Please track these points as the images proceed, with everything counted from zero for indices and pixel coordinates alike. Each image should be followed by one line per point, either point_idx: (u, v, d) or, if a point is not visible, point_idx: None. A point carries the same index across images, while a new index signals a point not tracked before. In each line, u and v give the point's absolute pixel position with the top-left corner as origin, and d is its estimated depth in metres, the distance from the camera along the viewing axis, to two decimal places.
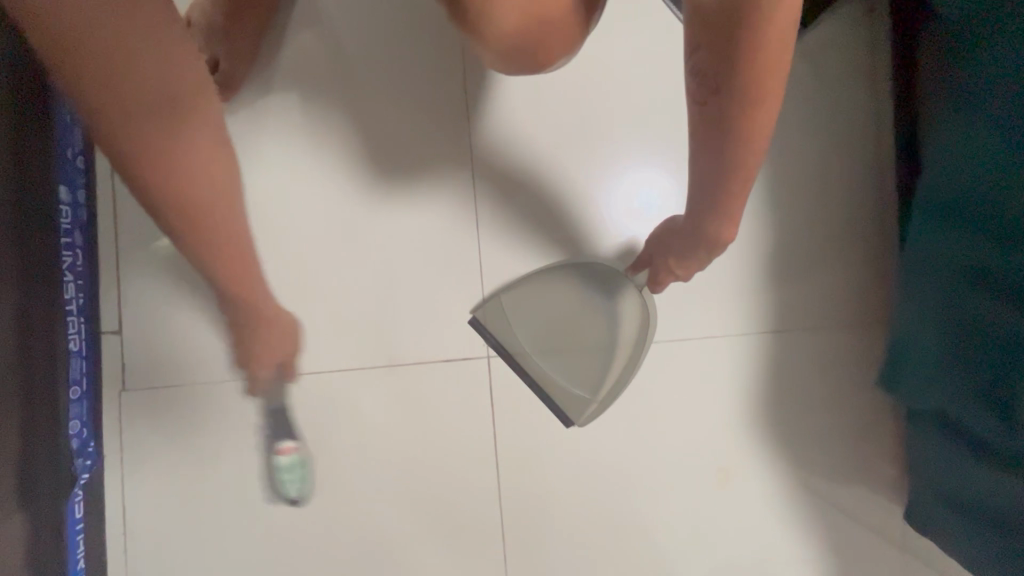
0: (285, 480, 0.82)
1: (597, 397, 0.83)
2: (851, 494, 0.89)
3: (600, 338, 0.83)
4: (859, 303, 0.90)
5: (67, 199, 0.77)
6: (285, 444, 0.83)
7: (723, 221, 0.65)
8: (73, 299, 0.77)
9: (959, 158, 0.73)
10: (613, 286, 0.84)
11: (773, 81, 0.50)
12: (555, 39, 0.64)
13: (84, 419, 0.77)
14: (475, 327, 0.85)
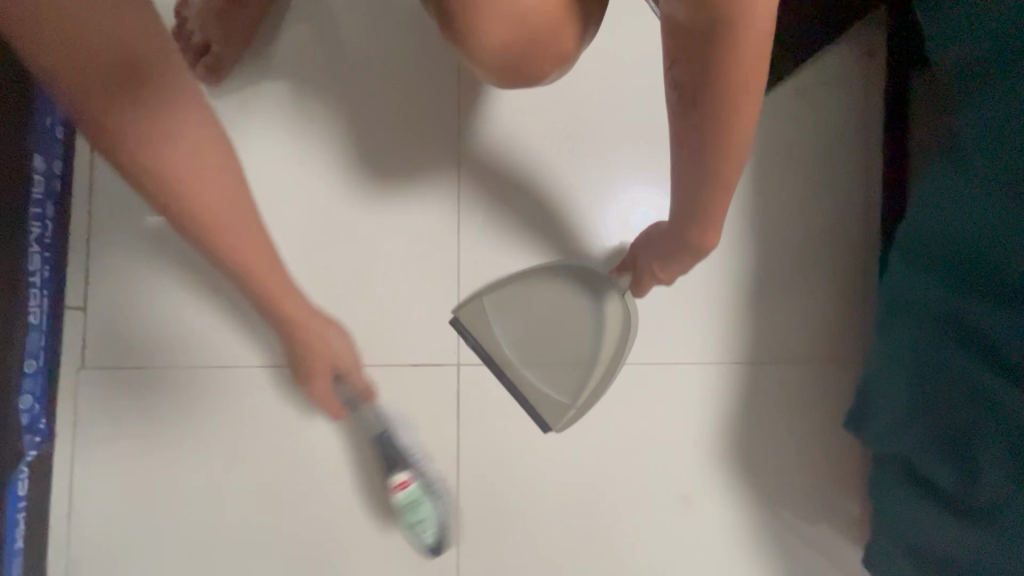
0: (412, 519, 0.80)
1: (577, 404, 0.81)
2: (813, 532, 0.88)
3: (581, 343, 0.81)
4: (836, 340, 0.89)
5: (41, 168, 0.75)
6: (401, 478, 0.80)
7: (707, 228, 0.60)
8: (37, 271, 0.75)
9: (949, 202, 0.70)
10: (597, 287, 0.81)
11: (751, 94, 0.47)
12: (549, 47, 0.61)
13: (37, 395, 0.75)
14: (457, 328, 0.84)
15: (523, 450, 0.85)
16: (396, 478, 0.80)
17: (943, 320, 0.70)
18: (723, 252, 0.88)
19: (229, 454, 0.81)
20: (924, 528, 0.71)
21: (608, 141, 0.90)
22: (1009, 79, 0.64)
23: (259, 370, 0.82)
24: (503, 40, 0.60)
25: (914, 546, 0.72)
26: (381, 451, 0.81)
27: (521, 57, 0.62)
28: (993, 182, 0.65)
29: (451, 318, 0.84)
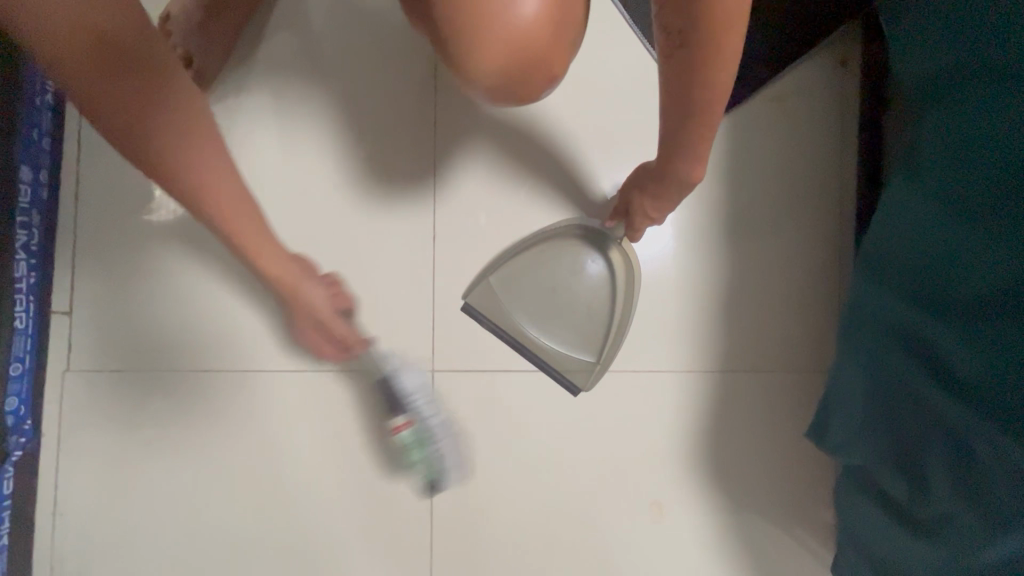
0: (413, 453, 0.80)
1: (601, 360, 0.86)
2: (785, 538, 0.89)
3: (596, 297, 0.85)
4: (809, 348, 0.89)
5: (27, 177, 0.78)
6: (402, 419, 0.79)
7: (693, 160, 0.63)
8: (23, 278, 0.78)
9: (910, 217, 0.71)
10: (598, 243, 0.86)
11: (734, 35, 0.49)
12: (539, 67, 0.67)
13: (23, 396, 0.79)
14: (470, 313, 0.87)
15: (498, 454, 0.87)
16: (396, 420, 0.79)
17: (904, 333, 0.71)
18: (696, 260, 0.90)
19: (211, 456, 0.84)
20: (877, 530, 0.73)
21: (585, 148, 0.90)
22: (974, 94, 0.65)
23: (238, 375, 0.84)
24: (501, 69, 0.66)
25: (868, 550, 0.75)
26: (384, 394, 0.82)
27: (526, 63, 0.65)
28: (953, 200, 0.66)
29: (461, 305, 0.87)
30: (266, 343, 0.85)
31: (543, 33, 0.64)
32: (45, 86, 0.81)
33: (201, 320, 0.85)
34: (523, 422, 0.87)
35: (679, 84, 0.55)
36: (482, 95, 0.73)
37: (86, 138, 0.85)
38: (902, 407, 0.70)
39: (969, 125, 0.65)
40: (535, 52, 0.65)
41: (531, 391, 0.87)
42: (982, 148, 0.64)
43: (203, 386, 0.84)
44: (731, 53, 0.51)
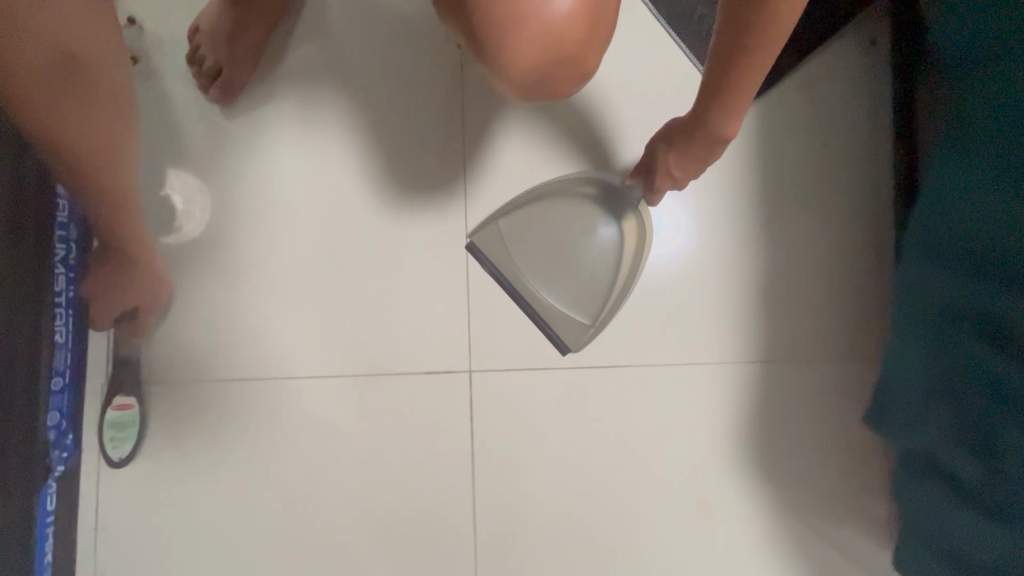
0: (112, 438, 0.82)
1: (596, 323, 0.85)
2: (839, 532, 0.86)
3: (601, 260, 0.85)
4: (854, 334, 0.87)
5: (65, 193, 0.80)
6: (124, 400, 0.82)
7: (729, 111, 0.65)
8: (63, 292, 0.80)
9: (954, 189, 0.70)
10: (615, 205, 0.85)
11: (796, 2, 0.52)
12: (572, 63, 0.66)
13: (65, 411, 0.79)
14: (472, 251, 0.86)
15: (538, 456, 0.85)
16: (116, 399, 0.82)
17: (944, 310, 0.69)
18: (732, 248, 0.88)
19: (247, 467, 0.83)
20: (934, 516, 0.71)
21: (614, 142, 0.89)
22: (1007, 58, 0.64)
23: (274, 383, 0.84)
24: (536, 62, 0.65)
25: (931, 540, 0.72)
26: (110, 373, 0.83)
27: (560, 55, 0.65)
28: (999, 166, 0.64)
29: (466, 242, 0.86)
30: (301, 351, 0.85)
31: (576, 23, 0.63)
32: None
33: (235, 329, 0.85)
34: (560, 423, 0.85)
35: (733, 35, 0.57)
36: (509, 88, 0.71)
37: None
38: (949, 386, 0.69)
39: (1004, 87, 0.64)
40: (568, 44, 0.64)
41: (567, 391, 0.86)
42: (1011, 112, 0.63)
43: (241, 395, 0.84)
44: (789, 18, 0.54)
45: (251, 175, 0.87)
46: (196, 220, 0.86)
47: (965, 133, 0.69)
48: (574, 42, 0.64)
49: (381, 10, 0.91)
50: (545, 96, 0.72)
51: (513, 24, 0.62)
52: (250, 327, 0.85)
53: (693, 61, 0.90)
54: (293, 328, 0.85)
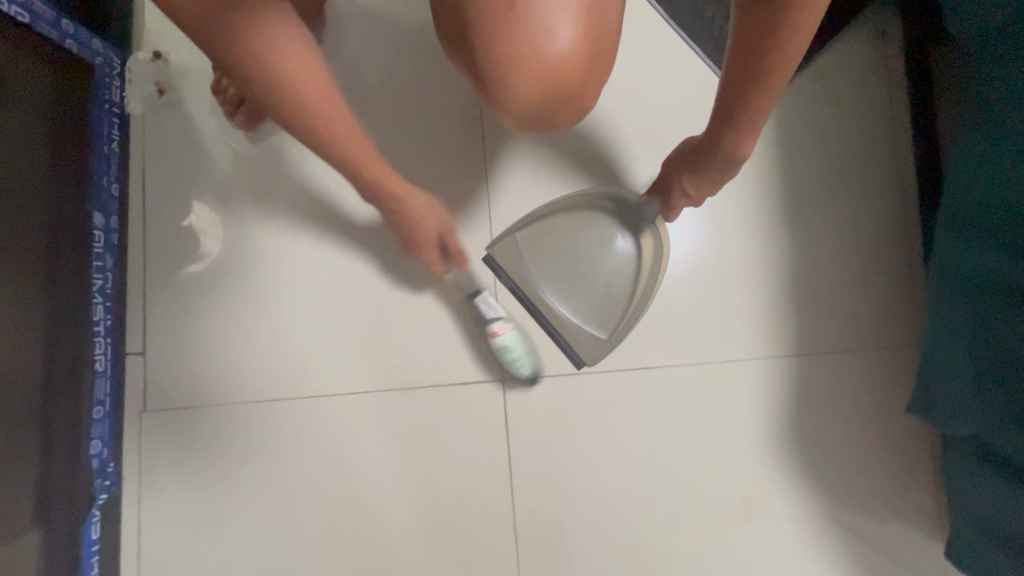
0: (512, 358, 0.82)
1: (614, 338, 0.82)
2: (887, 525, 0.84)
3: (617, 275, 0.83)
4: (887, 323, 0.86)
5: (100, 224, 0.81)
6: (499, 323, 0.82)
7: (740, 135, 0.64)
8: (101, 320, 0.80)
9: (977, 171, 0.69)
10: (631, 221, 0.84)
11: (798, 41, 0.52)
12: (568, 100, 0.66)
13: (106, 438, 0.80)
14: (489, 264, 0.84)
15: (577, 461, 0.84)
16: (492, 324, 0.82)
17: (979, 283, 0.68)
18: (758, 243, 0.88)
19: (289, 487, 0.83)
20: (989, 498, 0.69)
21: (633, 146, 0.89)
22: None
23: (310, 402, 0.84)
24: (533, 100, 0.64)
25: (992, 528, 0.70)
26: (474, 305, 0.84)
27: (560, 94, 0.64)
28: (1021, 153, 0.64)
29: (482, 255, 0.85)
30: (335, 368, 0.85)
31: (579, 61, 0.62)
32: (111, 134, 0.84)
33: (269, 349, 0.85)
34: (596, 426, 0.85)
35: (742, 67, 0.56)
36: (512, 119, 0.70)
37: (150, 179, 0.87)
38: (992, 362, 0.67)
39: None
40: (571, 83, 0.63)
41: (601, 394, 0.85)
42: None
43: (277, 416, 0.84)
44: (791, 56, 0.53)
45: (275, 197, 0.87)
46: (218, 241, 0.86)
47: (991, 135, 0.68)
48: (575, 83, 0.63)
49: (397, 26, 0.91)
50: (546, 126, 0.71)
51: (516, 60, 0.60)
52: (283, 347, 0.85)
53: (707, 61, 0.91)
54: (324, 346, 0.85)
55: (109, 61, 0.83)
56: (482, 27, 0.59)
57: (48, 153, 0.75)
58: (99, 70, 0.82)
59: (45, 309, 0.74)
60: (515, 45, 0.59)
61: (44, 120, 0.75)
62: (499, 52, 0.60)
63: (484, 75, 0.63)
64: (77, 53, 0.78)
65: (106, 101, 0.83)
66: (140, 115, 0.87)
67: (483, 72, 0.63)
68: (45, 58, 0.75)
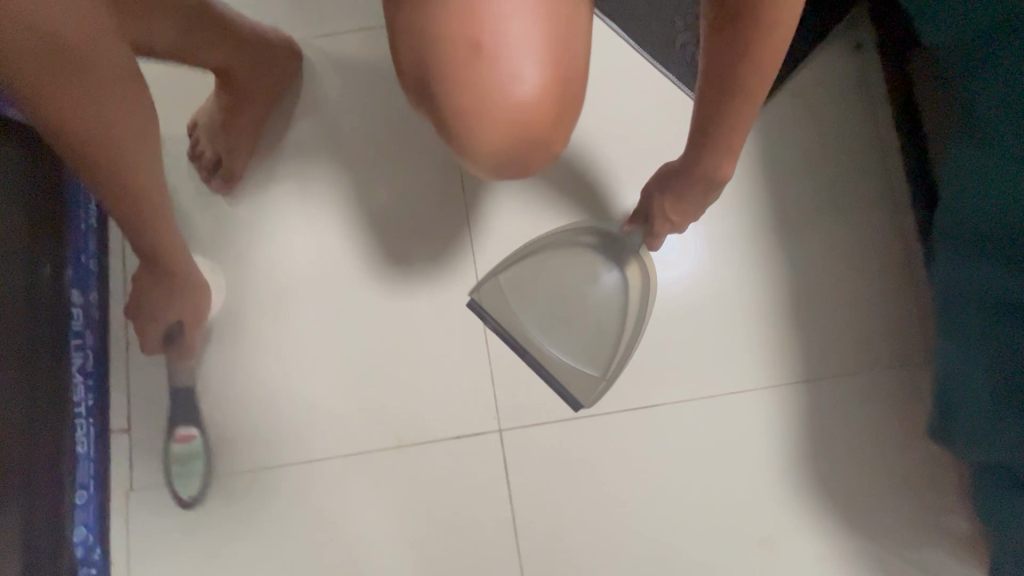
0: (176, 473, 0.80)
1: (607, 375, 0.81)
2: (920, 552, 0.79)
3: (607, 310, 0.81)
4: (895, 337, 0.83)
5: (78, 300, 0.80)
6: (186, 432, 0.80)
7: (721, 154, 0.61)
8: (82, 400, 0.78)
9: (970, 179, 0.67)
10: (617, 253, 0.82)
11: (771, 60, 0.50)
12: (541, 142, 0.64)
13: (91, 523, 0.77)
14: (474, 309, 0.83)
15: (585, 509, 0.80)
16: (178, 432, 0.80)
17: (985, 292, 0.65)
18: (751, 265, 0.85)
19: (285, 559, 0.79)
20: None
21: (615, 177, 0.88)
22: (998, 62, 0.62)
23: (302, 466, 0.81)
24: (503, 143, 0.63)
25: None
26: (174, 403, 0.81)
27: (532, 134, 0.62)
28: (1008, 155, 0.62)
29: (466, 303, 0.84)
30: (324, 430, 0.82)
31: (543, 108, 0.61)
32: (88, 212, 0.83)
33: (257, 415, 0.82)
34: (602, 471, 0.81)
35: (713, 95, 0.55)
36: (482, 168, 0.69)
37: (129, 250, 0.85)
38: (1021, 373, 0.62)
39: (1004, 89, 0.61)
40: (538, 131, 0.62)
41: (604, 436, 0.82)
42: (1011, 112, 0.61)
43: (270, 484, 0.81)
44: (763, 77, 0.52)
45: (257, 256, 0.86)
46: None
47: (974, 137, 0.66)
48: (543, 130, 0.62)
49: (370, 77, 0.91)
50: (515, 172, 0.69)
51: (478, 109, 0.60)
52: (272, 410, 0.83)
53: (684, 87, 0.90)
54: (314, 406, 0.83)
55: None
56: (447, 73, 0.58)
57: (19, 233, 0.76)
58: None
59: (27, 396, 0.73)
60: (478, 93, 0.59)
61: (20, 210, 0.75)
62: (466, 99, 0.59)
63: (451, 127, 0.63)
64: None
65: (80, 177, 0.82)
66: None
67: (446, 119, 0.62)
68: (23, 146, 0.76)
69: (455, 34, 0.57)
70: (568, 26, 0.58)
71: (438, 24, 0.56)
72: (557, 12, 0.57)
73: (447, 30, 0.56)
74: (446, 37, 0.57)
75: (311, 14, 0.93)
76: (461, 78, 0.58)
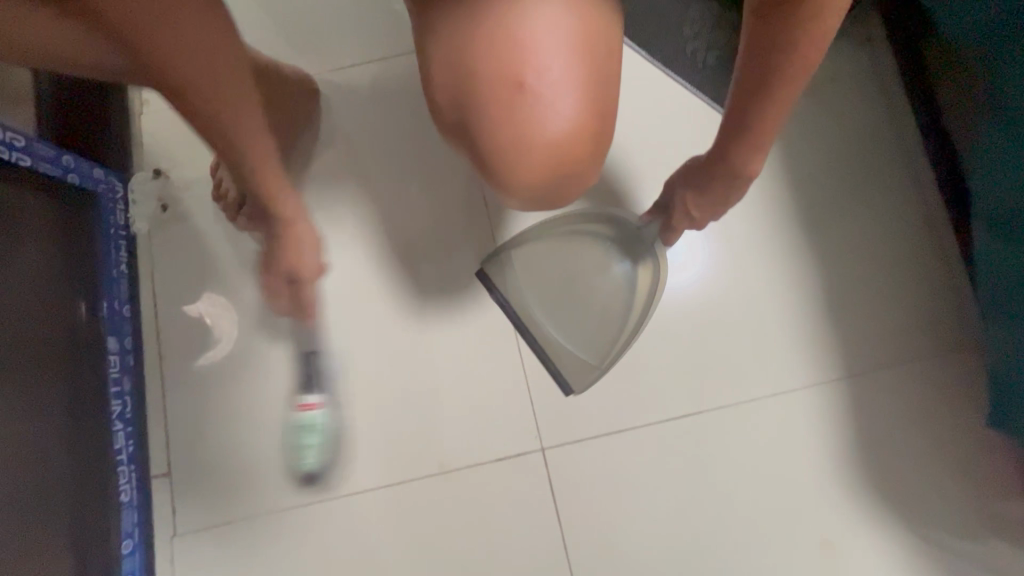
0: (305, 446, 0.80)
1: (602, 364, 0.82)
2: (985, 545, 0.76)
3: (611, 301, 0.82)
4: (935, 324, 0.81)
5: (115, 347, 0.80)
6: (310, 399, 0.81)
7: (750, 151, 0.59)
8: (123, 448, 0.78)
9: (988, 168, 0.66)
10: (630, 248, 0.82)
11: (800, 64, 0.49)
12: (578, 171, 0.64)
13: (138, 572, 0.76)
14: (481, 279, 0.85)
15: (634, 525, 0.78)
16: (305, 399, 0.81)
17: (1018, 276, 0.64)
18: (781, 262, 0.84)
19: None
20: None
21: (638, 186, 0.88)
22: (986, 57, 0.62)
23: (342, 501, 0.80)
24: (541, 175, 0.63)
25: None
26: (302, 370, 0.83)
27: (570, 164, 0.62)
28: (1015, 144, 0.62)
29: (476, 269, 0.85)
30: (364, 460, 0.81)
31: (582, 142, 0.61)
32: (120, 258, 0.84)
33: (295, 449, 0.82)
34: (646, 483, 0.79)
35: (742, 101, 0.55)
36: (514, 198, 0.68)
37: (161, 295, 0.87)
38: None
39: (1000, 83, 0.61)
40: (576, 161, 0.62)
41: (644, 449, 0.80)
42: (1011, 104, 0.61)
43: (313, 519, 0.80)
44: (793, 83, 0.51)
45: None
46: (226, 339, 0.85)
47: (989, 119, 0.65)
48: (581, 162, 0.63)
49: (387, 106, 0.92)
50: (546, 200, 0.69)
51: (514, 141, 0.60)
52: (309, 443, 0.82)
53: (698, 91, 0.90)
54: (350, 438, 0.82)
55: (111, 186, 0.83)
56: (480, 104, 0.58)
57: (56, 286, 0.75)
58: (103, 198, 0.82)
59: (67, 447, 0.72)
60: (521, 126, 0.59)
61: (55, 260, 0.75)
62: (497, 133, 0.59)
63: (484, 158, 0.63)
64: (81, 184, 0.79)
65: (113, 226, 0.83)
66: (146, 233, 0.88)
67: (479, 149, 0.62)
68: (53, 195, 0.76)
69: (480, 72, 0.57)
70: (602, 61, 0.59)
71: (472, 53, 0.56)
72: (591, 41, 0.57)
73: (481, 61, 0.56)
74: (482, 66, 0.56)
75: (325, 49, 0.94)
76: (498, 110, 0.58)
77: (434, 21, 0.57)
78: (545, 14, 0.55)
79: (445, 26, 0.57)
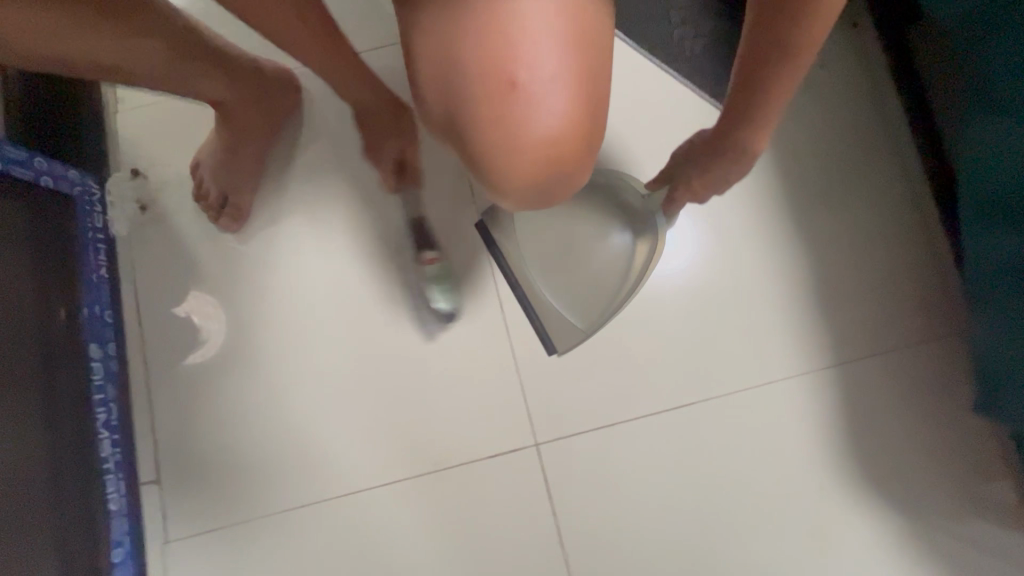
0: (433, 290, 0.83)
1: (590, 330, 0.82)
2: (970, 527, 0.77)
3: (606, 269, 0.81)
4: (921, 310, 0.82)
5: (98, 354, 0.78)
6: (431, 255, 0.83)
7: (753, 131, 0.59)
8: (109, 457, 0.76)
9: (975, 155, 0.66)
10: (631, 219, 0.81)
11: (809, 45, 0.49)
12: (571, 171, 0.63)
13: None
14: (480, 229, 0.85)
15: (627, 518, 0.79)
16: (426, 253, 0.83)
17: (1002, 261, 0.65)
18: (769, 250, 0.84)
19: None
20: None
21: None
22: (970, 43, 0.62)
23: (334, 503, 0.80)
24: (532, 175, 0.61)
25: None
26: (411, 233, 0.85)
27: (563, 164, 0.61)
28: (1002, 132, 0.61)
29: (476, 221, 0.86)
30: (355, 462, 0.80)
31: (573, 142, 0.59)
32: (98, 263, 0.82)
33: (285, 451, 0.81)
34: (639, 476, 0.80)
35: (751, 77, 0.53)
36: (506, 198, 0.67)
37: (142, 298, 0.85)
38: None
39: (985, 70, 0.61)
40: (568, 160, 0.61)
41: (638, 441, 0.80)
42: (999, 91, 0.60)
43: (305, 522, 0.79)
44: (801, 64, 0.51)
45: (272, 290, 0.85)
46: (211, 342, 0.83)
47: (976, 107, 0.65)
48: (574, 161, 0.61)
49: None
50: (540, 199, 0.67)
51: (503, 140, 0.58)
52: (299, 445, 0.81)
53: (685, 82, 0.89)
54: (342, 441, 0.81)
55: (87, 189, 0.81)
56: (465, 102, 0.57)
57: (31, 295, 0.73)
58: (79, 200, 0.80)
59: (49, 458, 0.70)
60: (509, 125, 0.57)
61: (30, 267, 0.73)
62: (487, 132, 0.58)
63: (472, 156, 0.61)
64: (54, 188, 0.76)
65: (89, 228, 0.81)
66: (125, 236, 0.86)
67: (469, 147, 0.60)
68: (26, 200, 0.73)
69: (468, 69, 0.55)
70: (592, 56, 0.57)
71: (459, 46, 0.54)
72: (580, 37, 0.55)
73: (466, 58, 0.54)
74: (468, 64, 0.55)
75: None
76: (488, 107, 0.56)
77: (417, 16, 0.56)
78: (534, 4, 0.53)
79: (427, 20, 0.55)
